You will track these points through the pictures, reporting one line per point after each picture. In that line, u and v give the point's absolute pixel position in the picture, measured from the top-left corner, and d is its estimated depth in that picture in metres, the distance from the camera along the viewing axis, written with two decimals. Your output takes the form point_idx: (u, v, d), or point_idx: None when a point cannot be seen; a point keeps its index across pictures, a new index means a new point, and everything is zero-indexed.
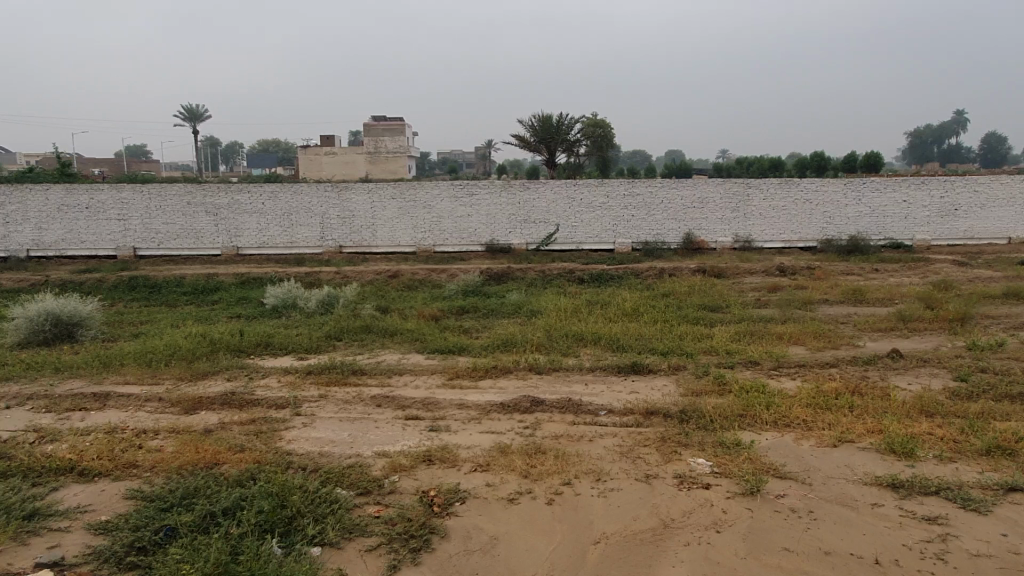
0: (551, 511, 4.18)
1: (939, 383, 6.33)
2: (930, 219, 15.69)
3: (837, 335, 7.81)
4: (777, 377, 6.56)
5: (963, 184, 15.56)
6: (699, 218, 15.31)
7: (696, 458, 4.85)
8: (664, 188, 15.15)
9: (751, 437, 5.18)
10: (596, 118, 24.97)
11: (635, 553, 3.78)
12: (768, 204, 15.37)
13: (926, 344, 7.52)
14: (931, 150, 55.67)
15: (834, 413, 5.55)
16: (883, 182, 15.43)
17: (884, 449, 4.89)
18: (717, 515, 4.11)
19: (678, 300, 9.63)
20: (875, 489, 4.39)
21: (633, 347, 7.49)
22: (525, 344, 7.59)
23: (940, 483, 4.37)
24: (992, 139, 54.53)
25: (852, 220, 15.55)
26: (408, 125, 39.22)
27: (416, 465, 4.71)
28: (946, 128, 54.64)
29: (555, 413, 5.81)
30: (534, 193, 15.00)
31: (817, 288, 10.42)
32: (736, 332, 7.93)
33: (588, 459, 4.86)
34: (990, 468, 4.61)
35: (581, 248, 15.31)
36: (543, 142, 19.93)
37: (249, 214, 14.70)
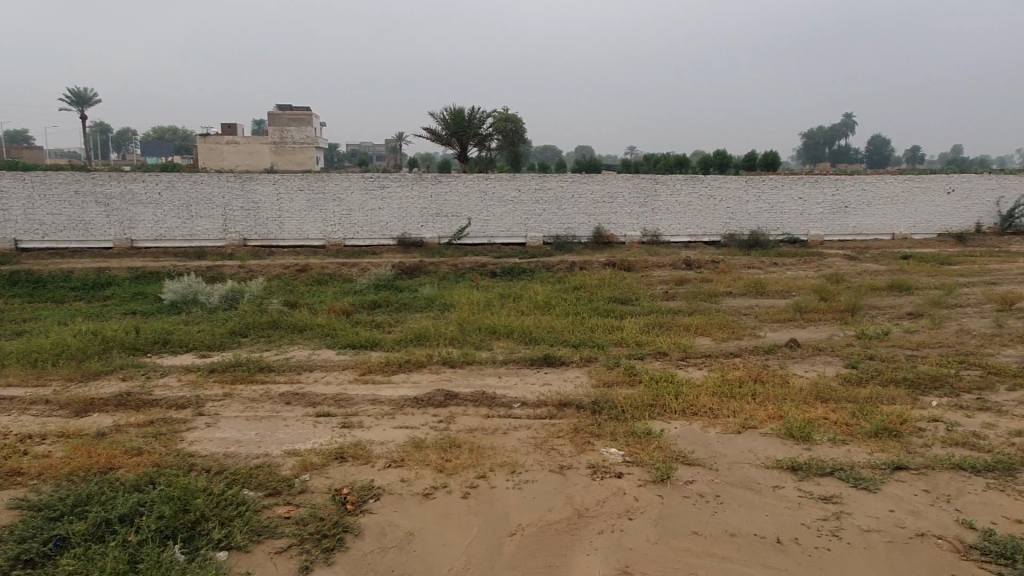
0: (467, 505, 4.16)
1: (832, 370, 6.71)
2: (823, 216, 16.61)
3: (740, 326, 8.14)
4: (684, 367, 6.77)
5: (852, 183, 16.54)
6: (608, 213, 15.62)
7: (608, 448, 4.95)
8: (575, 183, 15.35)
9: (660, 426, 5.32)
10: (507, 112, 25.03)
11: (550, 543, 3.81)
12: (674, 200, 15.85)
13: (820, 334, 7.96)
14: (823, 151, 58.88)
15: (738, 400, 5.79)
16: (780, 180, 16.18)
17: (784, 434, 5.14)
18: (630, 503, 4.20)
19: (589, 293, 9.80)
20: (776, 471, 4.60)
21: (545, 339, 7.56)
22: (439, 338, 7.53)
23: (835, 465, 4.63)
24: (876, 142, 58.25)
25: (752, 216, 16.25)
26: (316, 116, 38.21)
27: (328, 463, 4.59)
28: (837, 131, 58.04)
29: (469, 406, 5.79)
30: (447, 187, 14.90)
31: (721, 281, 10.82)
32: (646, 324, 8.15)
33: (503, 452, 4.87)
34: (878, 449, 4.92)
35: (493, 242, 15.35)
36: (454, 136, 19.77)
37: (144, 205, 13.92)
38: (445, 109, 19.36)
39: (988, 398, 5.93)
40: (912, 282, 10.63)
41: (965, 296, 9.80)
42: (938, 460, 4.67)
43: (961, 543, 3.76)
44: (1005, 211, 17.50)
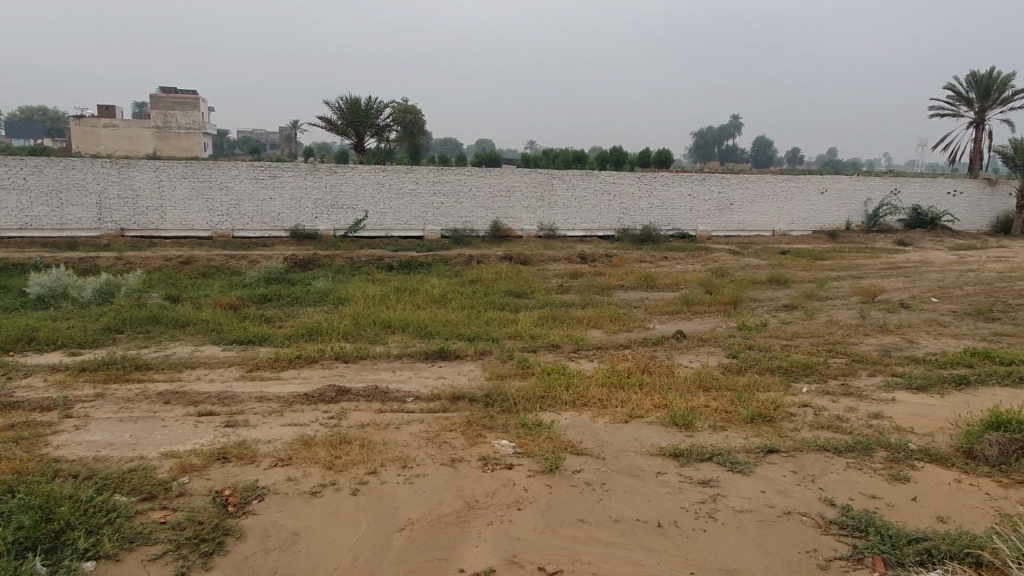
0: (356, 502, 4.11)
1: (715, 359, 7.04)
2: (709, 212, 17.38)
3: (630, 319, 8.39)
4: (576, 359, 6.93)
5: (737, 181, 17.39)
6: (506, 207, 15.75)
7: (500, 440, 5.00)
8: (473, 176, 15.38)
9: (551, 417, 5.43)
10: (407, 104, 24.70)
11: (440, 537, 3.82)
12: (570, 195, 16.16)
13: (705, 325, 8.34)
14: (712, 150, 61.49)
15: (626, 390, 5.99)
16: (671, 177, 16.80)
17: (668, 422, 5.36)
18: (519, 493, 4.27)
19: (485, 286, 9.85)
20: (659, 458, 4.80)
21: (441, 333, 7.55)
22: (331, 332, 7.37)
23: (714, 450, 4.87)
24: (761, 143, 61.39)
25: (644, 212, 16.80)
26: (203, 101, 36.49)
27: (209, 464, 4.42)
28: (725, 131, 60.84)
29: (362, 401, 5.70)
30: (342, 178, 14.58)
31: (613, 275, 11.13)
32: (540, 317, 8.29)
33: (394, 446, 4.84)
34: (753, 434, 5.21)
35: (390, 235, 15.15)
36: (350, 126, 19.33)
37: (7, 191, 12.85)
38: (341, 98, 18.90)
39: (851, 384, 6.40)
40: (789, 276, 11.29)
41: (835, 289, 10.51)
42: (806, 443, 5.00)
43: (823, 518, 4.04)
44: (872, 210, 18.89)
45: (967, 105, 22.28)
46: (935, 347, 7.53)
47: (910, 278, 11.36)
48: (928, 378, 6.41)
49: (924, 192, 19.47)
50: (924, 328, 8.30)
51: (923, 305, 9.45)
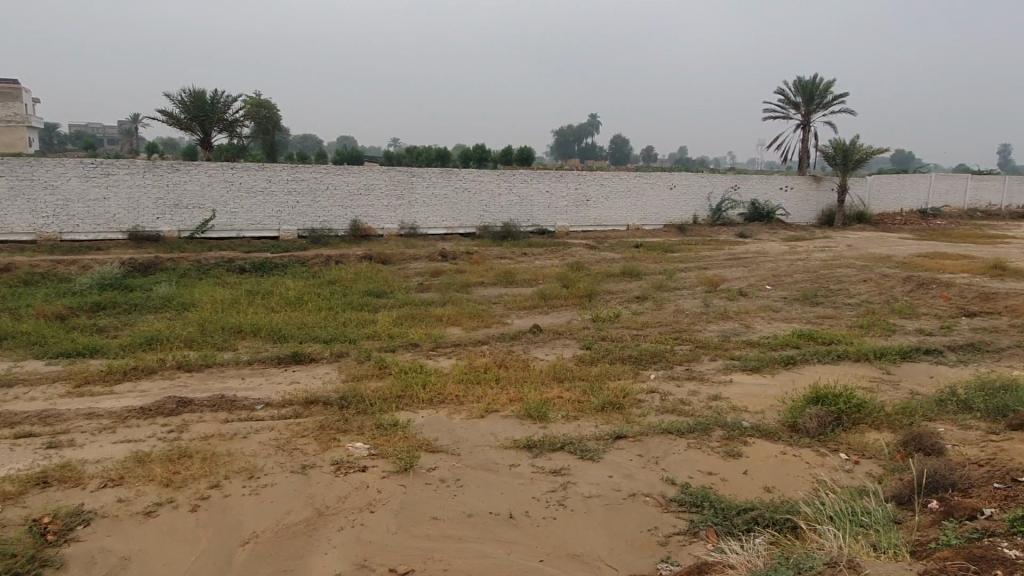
0: (196, 518, 3.89)
1: (569, 351, 7.27)
2: (567, 208, 17.93)
3: (489, 315, 8.50)
4: (435, 357, 6.92)
5: (592, 178, 18.04)
6: (365, 205, 15.47)
7: (354, 443, 4.90)
8: (329, 174, 14.99)
9: (407, 417, 5.39)
10: (259, 98, 23.64)
11: (286, 547, 3.70)
12: (431, 192, 16.13)
13: (561, 319, 8.59)
14: (573, 148, 63.35)
15: (482, 386, 6.05)
16: (529, 174, 17.17)
17: (523, 415, 5.46)
18: (372, 495, 4.21)
19: (343, 287, 9.62)
20: (513, 451, 4.89)
21: (295, 336, 7.30)
22: (173, 340, 6.93)
23: (565, 440, 5.02)
24: (618, 142, 63.99)
25: (504, 209, 17.06)
26: (26, 93, 33.21)
27: (25, 491, 4.03)
28: (583, 129, 62.95)
29: (206, 412, 5.40)
30: (186, 175, 13.75)
31: (474, 272, 11.21)
32: (399, 316, 8.21)
33: (240, 457, 4.63)
34: (603, 421, 5.43)
35: (242, 236, 14.45)
36: (195, 120, 18.24)
37: None
38: (183, 90, 17.77)
39: (694, 369, 6.81)
40: (641, 269, 11.84)
41: (682, 280, 11.14)
42: (651, 427, 5.27)
43: (663, 497, 4.27)
44: (715, 205, 20.20)
45: (795, 108, 24.26)
46: (768, 331, 8.17)
47: (748, 268, 12.24)
48: (761, 360, 6.94)
49: (761, 188, 21.05)
50: (758, 313, 8.97)
51: (758, 293, 10.21)
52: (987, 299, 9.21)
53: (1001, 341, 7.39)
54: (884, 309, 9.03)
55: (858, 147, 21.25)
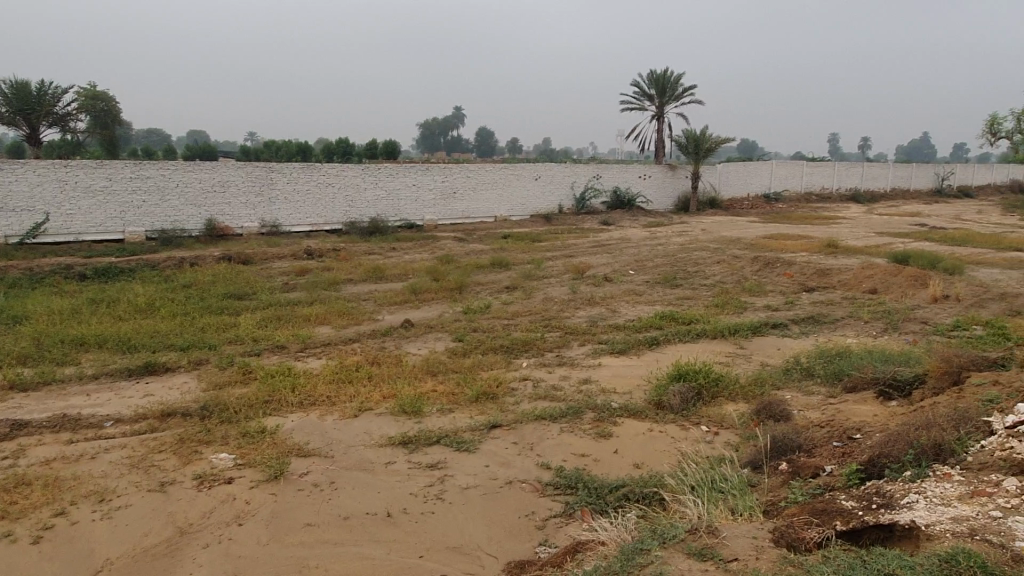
0: (39, 551, 3.54)
1: (442, 344, 7.24)
2: (435, 201, 17.87)
3: (359, 312, 8.32)
4: (303, 358, 6.69)
5: (458, 170, 18.07)
6: (221, 203, 14.67)
7: (217, 454, 4.64)
8: (179, 171, 14.09)
9: (275, 422, 5.18)
10: (95, 90, 21.75)
11: (146, 571, 3.45)
12: (292, 188, 15.56)
13: (433, 312, 8.55)
14: (438, 141, 63.02)
15: (355, 385, 5.92)
16: (395, 168, 16.94)
17: (397, 411, 5.39)
18: (240, 507, 4.00)
19: (200, 290, 9.07)
20: (388, 448, 4.80)
21: (147, 345, 6.81)
22: (3, 358, 6.26)
23: (441, 433, 5.00)
24: (483, 133, 64.33)
25: (370, 203, 16.74)
26: None
27: None
28: (449, 121, 62.87)
29: (46, 434, 4.93)
30: (11, 175, 12.43)
31: (341, 269, 10.90)
32: (263, 318, 7.86)
33: (89, 480, 4.26)
34: (478, 412, 5.45)
35: (82, 240, 13.29)
36: (19, 114, 16.54)
37: None
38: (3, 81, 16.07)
39: (564, 355, 6.98)
40: (510, 259, 11.98)
41: (550, 268, 11.39)
42: (525, 414, 5.35)
43: (539, 482, 4.35)
44: (579, 193, 20.80)
45: (649, 100, 25.37)
46: (632, 314, 8.52)
47: (611, 255, 12.69)
48: (627, 342, 7.22)
49: (621, 176, 21.90)
50: (623, 298, 9.31)
51: (622, 278, 10.60)
52: (824, 275, 10.06)
53: (836, 312, 8.10)
54: (736, 288, 9.65)
55: (707, 137, 22.53)
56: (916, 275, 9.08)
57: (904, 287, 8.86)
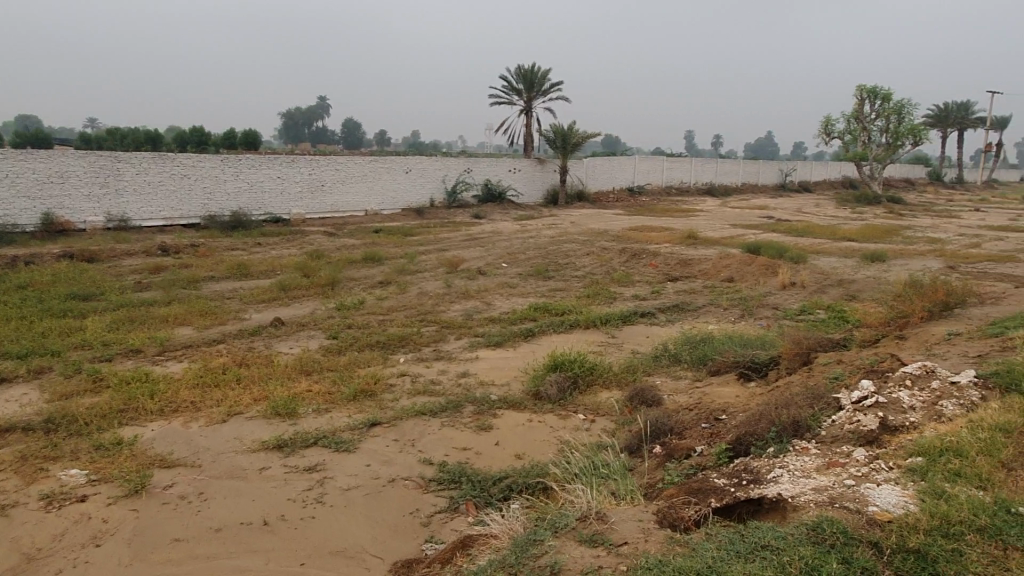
0: None
1: (314, 343, 6.99)
2: (301, 194, 17.24)
3: (223, 311, 7.87)
4: (162, 362, 6.24)
5: (325, 162, 17.53)
6: (59, 195, 13.39)
7: (68, 470, 4.24)
8: (8, 160, 12.72)
9: (133, 432, 4.80)
10: None
11: None
12: (142, 179, 14.48)
13: (303, 309, 8.24)
14: (303, 131, 60.81)
15: (221, 388, 5.59)
16: (257, 159, 16.18)
17: (269, 413, 5.15)
18: (96, 527, 3.68)
19: (38, 292, 8.24)
20: (262, 453, 4.58)
21: None
22: None
23: (317, 434, 4.83)
24: (348, 125, 62.77)
25: (231, 196, 15.90)
26: None
27: None
28: (313, 112, 60.78)
29: None
30: None
31: (200, 267, 10.26)
32: (114, 321, 7.25)
33: None
34: (355, 411, 5.32)
35: None
36: None
37: None
38: None
39: (441, 349, 6.95)
40: (382, 253, 11.76)
41: (423, 262, 11.28)
42: (405, 411, 5.28)
43: (422, 479, 4.31)
44: (450, 187, 20.76)
45: (517, 95, 25.69)
46: (507, 307, 8.62)
47: (484, 248, 12.77)
48: (503, 335, 7.30)
49: (491, 170, 22.08)
50: (497, 291, 9.40)
51: (496, 271, 10.68)
52: (685, 265, 10.64)
53: (698, 300, 8.58)
54: (605, 279, 10.00)
55: (574, 132, 23.14)
56: (767, 264, 9.80)
57: (757, 276, 9.53)
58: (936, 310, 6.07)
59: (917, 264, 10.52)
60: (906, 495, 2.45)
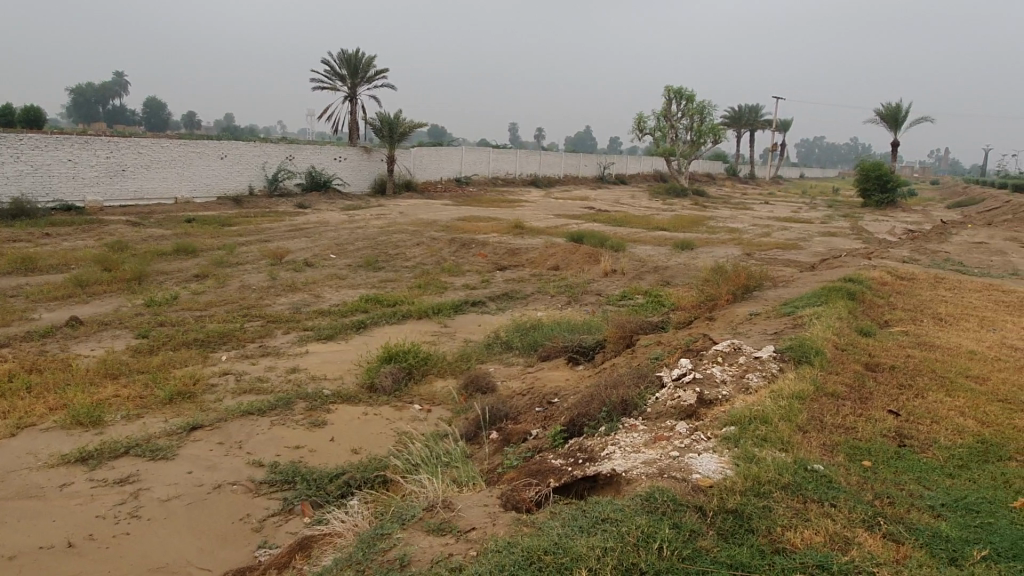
0: None
1: (121, 343, 6.37)
2: (99, 179, 15.59)
3: (6, 311, 6.94)
4: None
5: (126, 145, 16.02)
6: None
7: None
8: None
9: None
10: None
11: None
12: None
13: (106, 307, 7.47)
14: (96, 109, 54.96)
15: (8, 399, 4.93)
16: (42, 139, 14.42)
17: (70, 423, 4.63)
18: None
19: None
20: (63, 468, 4.11)
21: None
22: None
23: (129, 443, 4.41)
24: (151, 105, 57.64)
25: (11, 180, 14.03)
26: None
27: None
28: (108, 88, 55.11)
29: None
30: None
31: None
32: None
33: None
34: (173, 414, 4.92)
35: None
36: None
37: None
38: None
39: (267, 344, 6.61)
40: (196, 245, 10.94)
41: (243, 254, 10.66)
42: (229, 411, 4.96)
43: (252, 482, 4.08)
44: (270, 174, 19.75)
45: (340, 81, 24.90)
46: (337, 299, 8.36)
47: (309, 239, 12.28)
48: (333, 328, 7.08)
49: (314, 158, 21.30)
50: (325, 283, 9.09)
51: (323, 262, 10.32)
52: (513, 254, 10.90)
53: (526, 289, 8.83)
54: (436, 269, 10.01)
55: (401, 121, 22.87)
56: (590, 253, 10.30)
57: (581, 264, 9.98)
58: (738, 293, 6.70)
59: (720, 251, 11.54)
60: (723, 462, 2.69)
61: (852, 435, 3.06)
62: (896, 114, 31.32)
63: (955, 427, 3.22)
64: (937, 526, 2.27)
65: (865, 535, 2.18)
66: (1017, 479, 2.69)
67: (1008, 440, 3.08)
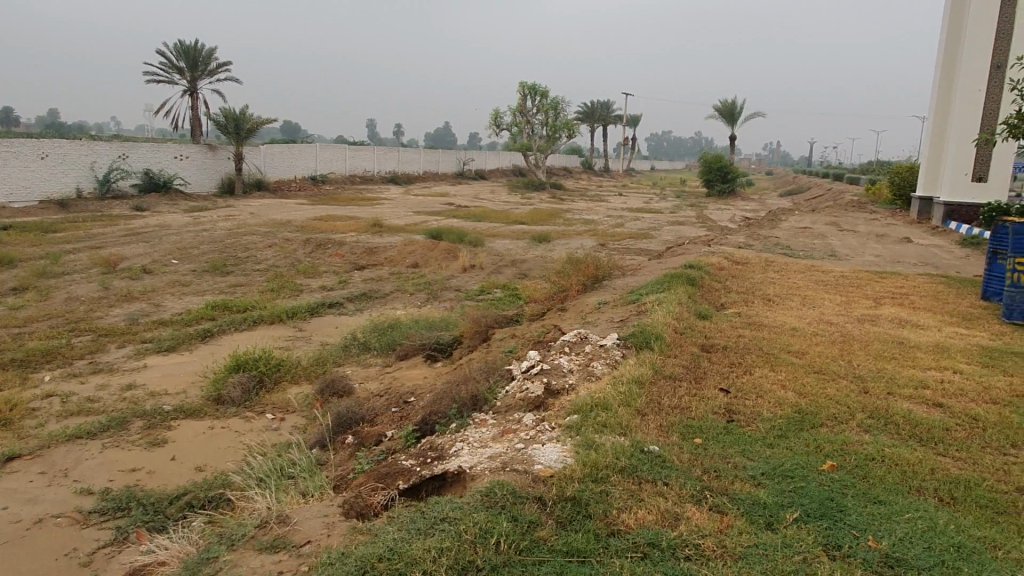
0: None
1: None
2: None
3: None
4: None
5: None
6: None
7: None
8: None
9: None
10: None
11: None
12: None
13: None
14: None
15: None
16: None
17: None
18: None
19: None
20: None
21: None
22: None
23: None
24: None
25: None
26: None
27: None
28: None
29: None
30: None
31: None
32: None
33: None
34: None
35: None
36: None
37: None
38: None
39: (99, 360, 6.08)
40: (14, 254, 9.89)
41: (72, 262, 9.76)
42: (54, 437, 4.52)
43: (80, 512, 3.73)
44: (101, 175, 18.27)
45: (179, 74, 23.34)
46: (179, 307, 7.85)
47: (149, 243, 11.46)
48: (175, 338, 6.63)
49: (151, 158, 19.94)
50: (167, 290, 8.51)
51: (164, 268, 9.65)
52: (371, 253, 10.71)
53: (384, 288, 8.69)
54: (289, 271, 9.64)
55: (249, 117, 21.83)
56: (448, 249, 10.29)
57: (439, 261, 9.95)
58: (588, 284, 6.94)
59: (575, 243, 11.88)
60: (564, 450, 2.75)
61: (686, 415, 3.23)
62: (731, 110, 33.63)
63: (777, 400, 3.48)
64: (756, 494, 2.44)
65: (694, 510, 2.30)
66: (827, 444, 2.94)
67: (821, 409, 3.36)
